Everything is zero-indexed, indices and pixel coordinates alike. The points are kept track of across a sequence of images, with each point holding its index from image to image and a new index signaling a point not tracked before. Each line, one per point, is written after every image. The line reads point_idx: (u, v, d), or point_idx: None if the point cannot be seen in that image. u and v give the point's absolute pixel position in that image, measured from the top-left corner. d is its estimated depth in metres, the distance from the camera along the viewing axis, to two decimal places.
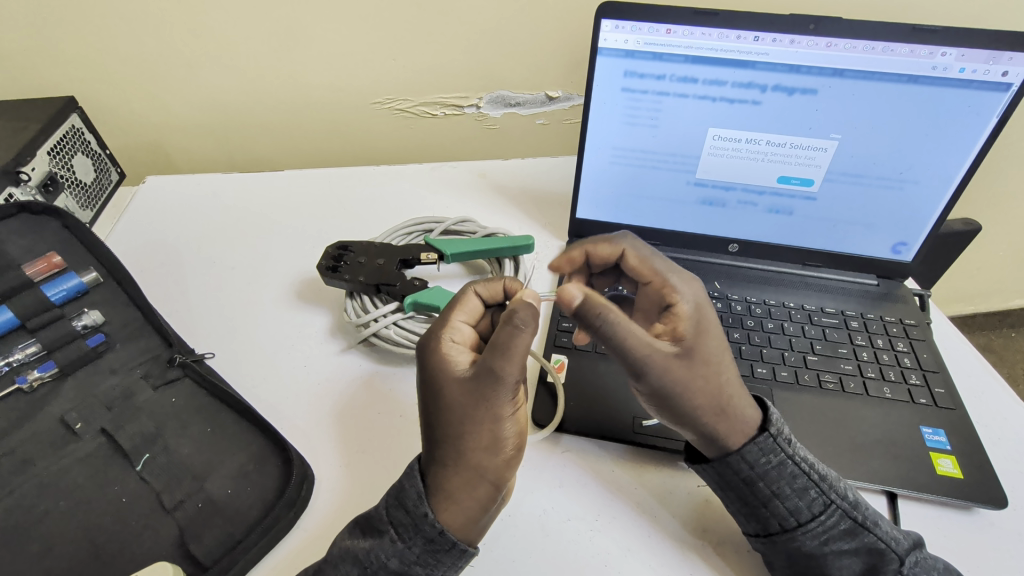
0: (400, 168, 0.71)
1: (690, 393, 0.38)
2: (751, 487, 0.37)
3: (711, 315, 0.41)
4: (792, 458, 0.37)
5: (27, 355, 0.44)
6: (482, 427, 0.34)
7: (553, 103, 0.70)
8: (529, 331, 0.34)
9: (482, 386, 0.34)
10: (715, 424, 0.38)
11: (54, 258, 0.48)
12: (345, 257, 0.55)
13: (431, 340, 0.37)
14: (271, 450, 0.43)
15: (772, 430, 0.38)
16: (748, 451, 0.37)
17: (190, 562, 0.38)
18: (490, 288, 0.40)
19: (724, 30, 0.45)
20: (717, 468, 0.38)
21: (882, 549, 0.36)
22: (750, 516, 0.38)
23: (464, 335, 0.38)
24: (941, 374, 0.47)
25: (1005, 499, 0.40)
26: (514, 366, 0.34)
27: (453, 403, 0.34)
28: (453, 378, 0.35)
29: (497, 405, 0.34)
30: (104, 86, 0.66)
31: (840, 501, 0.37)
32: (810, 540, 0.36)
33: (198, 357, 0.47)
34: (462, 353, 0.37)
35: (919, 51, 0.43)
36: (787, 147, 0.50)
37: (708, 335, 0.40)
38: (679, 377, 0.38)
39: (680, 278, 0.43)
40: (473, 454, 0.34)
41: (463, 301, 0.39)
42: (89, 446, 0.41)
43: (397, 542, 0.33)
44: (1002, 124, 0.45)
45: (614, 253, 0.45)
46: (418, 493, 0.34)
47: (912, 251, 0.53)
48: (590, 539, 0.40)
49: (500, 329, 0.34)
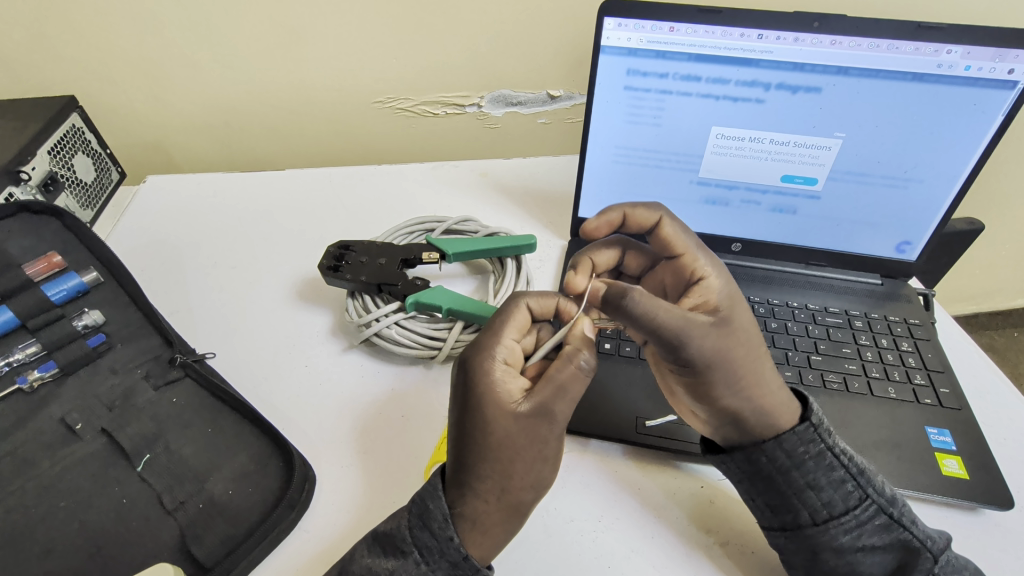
0: (400, 167, 0.71)
1: (731, 364, 0.37)
2: (786, 477, 0.37)
3: (739, 296, 0.41)
4: (832, 450, 0.37)
5: (27, 356, 0.44)
6: (528, 464, 0.34)
7: (555, 102, 0.70)
8: (587, 377, 0.35)
9: (535, 424, 0.34)
10: (753, 404, 0.38)
11: (54, 257, 0.48)
12: (346, 256, 0.54)
13: (486, 364, 0.35)
14: (272, 451, 0.43)
15: (812, 420, 0.37)
16: (787, 439, 0.37)
17: (190, 562, 0.38)
18: (543, 304, 0.38)
19: (728, 28, 0.45)
20: (748, 455, 0.38)
21: (916, 547, 0.35)
22: (781, 508, 0.37)
23: (514, 355, 0.36)
24: (947, 374, 0.47)
25: (1011, 499, 0.40)
26: (567, 406, 0.34)
27: (504, 439, 0.33)
28: (507, 411, 0.34)
29: (546, 446, 0.34)
30: (106, 86, 0.66)
31: (876, 496, 0.36)
32: (842, 534, 0.36)
33: (198, 357, 0.47)
34: (514, 378, 0.35)
35: (924, 49, 0.43)
36: (791, 145, 0.49)
37: (739, 307, 0.39)
38: (719, 347, 0.37)
39: (711, 258, 0.41)
40: (516, 491, 0.34)
41: (516, 316, 0.37)
42: (89, 447, 0.41)
43: (421, 565, 0.33)
44: (1008, 122, 0.45)
45: (651, 221, 0.43)
46: (444, 515, 0.33)
47: (916, 251, 0.53)
48: (594, 540, 0.39)
49: (562, 368, 0.34)
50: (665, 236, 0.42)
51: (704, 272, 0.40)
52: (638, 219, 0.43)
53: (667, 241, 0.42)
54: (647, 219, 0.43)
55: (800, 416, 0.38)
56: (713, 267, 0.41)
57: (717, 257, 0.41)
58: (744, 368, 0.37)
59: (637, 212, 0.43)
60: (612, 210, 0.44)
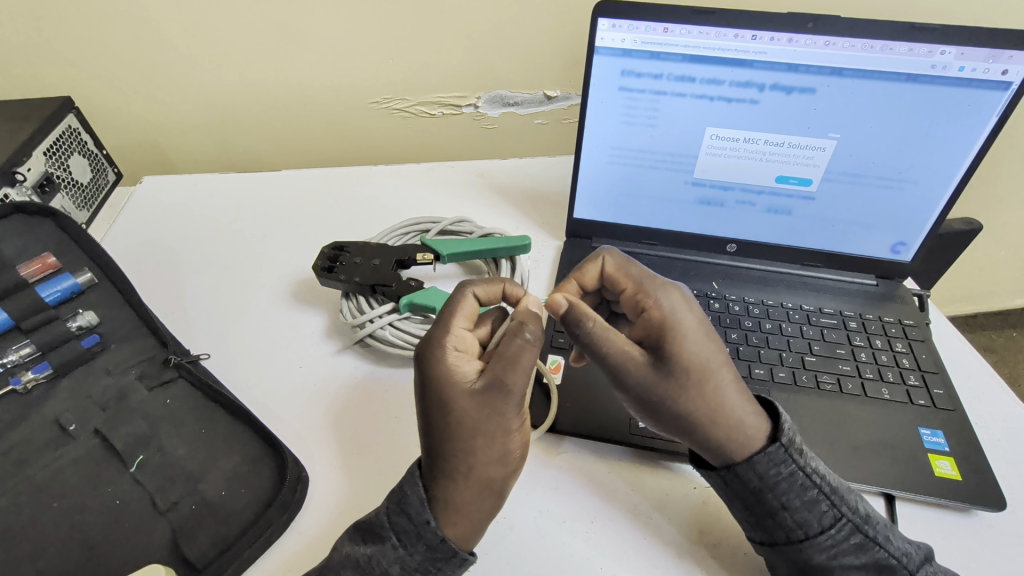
0: (397, 167, 0.71)
1: (672, 399, 0.37)
2: (759, 498, 0.37)
3: (692, 320, 0.39)
4: (803, 469, 0.37)
5: (21, 356, 0.44)
6: (491, 439, 0.33)
7: (551, 103, 0.70)
8: (538, 346, 0.35)
9: (490, 399, 0.33)
10: (704, 434, 0.37)
11: (49, 258, 0.48)
12: (341, 257, 0.55)
13: (437, 348, 0.35)
14: (266, 451, 0.43)
15: (783, 441, 0.37)
16: (758, 461, 0.36)
17: (183, 563, 0.38)
18: (489, 290, 0.39)
19: (722, 29, 0.45)
20: (722, 476, 0.37)
21: (892, 565, 0.36)
22: (756, 526, 0.37)
23: (466, 341, 0.36)
24: (941, 375, 0.47)
25: (1004, 501, 0.40)
26: (522, 378, 0.34)
27: (462, 416, 0.33)
28: (462, 389, 0.34)
29: (507, 419, 0.34)
30: (103, 87, 0.66)
31: (850, 515, 0.36)
32: (817, 553, 0.36)
33: (193, 357, 0.47)
34: (467, 361, 0.35)
35: (919, 50, 0.43)
36: (786, 146, 0.49)
37: (687, 338, 0.38)
38: (656, 383, 0.37)
39: (657, 285, 0.40)
40: (482, 468, 0.33)
41: (464, 305, 0.38)
42: (82, 447, 0.41)
43: (398, 549, 0.33)
44: (1002, 123, 0.45)
45: (598, 273, 0.43)
46: (421, 500, 0.33)
47: (911, 251, 0.53)
48: (582, 542, 0.39)
49: (510, 342, 0.34)
50: (608, 273, 0.43)
51: (650, 302, 0.40)
52: (586, 277, 0.43)
53: (615, 282, 0.42)
54: (595, 272, 0.43)
55: (770, 436, 0.37)
56: (657, 294, 0.40)
57: (662, 282, 0.40)
58: (693, 402, 0.37)
59: (585, 272, 0.43)
60: (567, 283, 0.44)
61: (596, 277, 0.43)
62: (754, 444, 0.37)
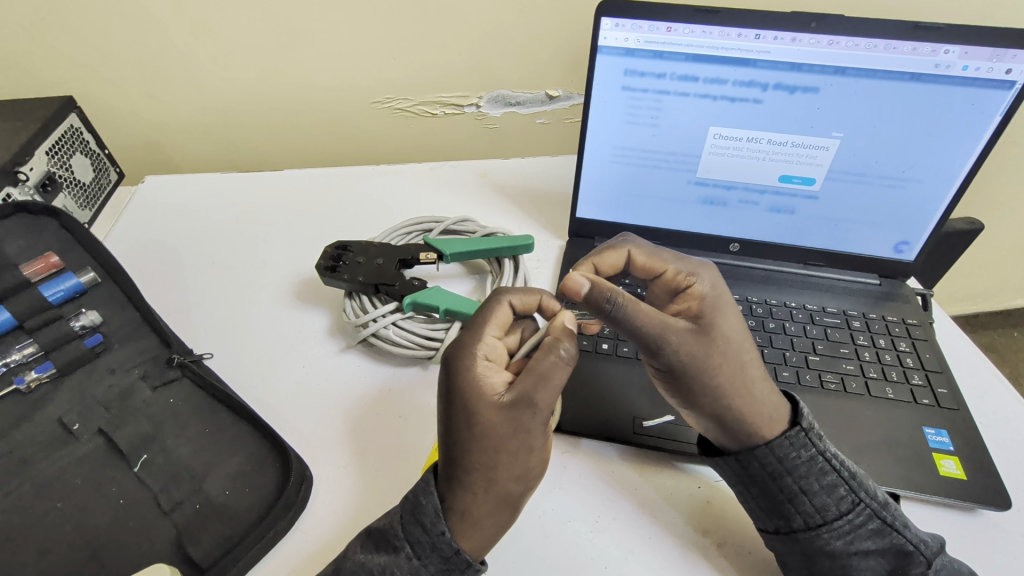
0: (399, 167, 0.71)
1: (711, 372, 0.37)
2: (778, 483, 0.37)
3: (728, 296, 0.39)
4: (823, 454, 0.37)
5: (24, 356, 0.44)
6: (514, 455, 0.34)
7: (553, 102, 0.70)
8: (570, 366, 0.34)
9: (517, 415, 0.33)
10: (739, 409, 0.37)
11: (52, 257, 0.48)
12: (344, 256, 0.55)
13: (467, 358, 0.34)
14: (269, 451, 0.43)
15: (803, 425, 0.37)
16: (778, 445, 0.37)
17: (188, 563, 0.38)
18: (525, 300, 0.38)
19: (726, 28, 0.45)
20: (740, 461, 0.38)
21: (909, 551, 0.35)
22: (773, 513, 0.37)
23: (495, 351, 0.36)
24: (944, 374, 0.47)
25: (1009, 500, 0.40)
26: (551, 396, 0.34)
27: (487, 430, 0.33)
28: (489, 403, 0.33)
29: (530, 436, 0.34)
30: (105, 86, 0.66)
31: (868, 500, 0.36)
32: (834, 539, 0.36)
33: (196, 357, 0.47)
34: (496, 373, 0.35)
35: (922, 49, 0.43)
36: (789, 146, 0.49)
37: (725, 312, 0.38)
38: (695, 355, 0.37)
39: (691, 262, 0.40)
40: (502, 483, 0.34)
41: (498, 313, 0.37)
42: (86, 447, 0.41)
43: (412, 560, 0.33)
44: (1005, 122, 0.45)
45: (620, 258, 0.43)
46: (435, 510, 0.33)
47: (914, 251, 0.53)
48: (590, 540, 0.39)
49: (542, 358, 0.34)
50: (637, 261, 0.42)
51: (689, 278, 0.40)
52: (604, 262, 0.43)
53: (644, 267, 0.42)
54: (616, 258, 0.42)
55: (791, 420, 0.38)
56: (696, 270, 0.40)
57: (698, 259, 0.41)
58: (730, 375, 0.37)
59: (604, 257, 0.43)
60: (580, 266, 0.43)
61: (617, 263, 0.43)
62: (778, 426, 0.38)
